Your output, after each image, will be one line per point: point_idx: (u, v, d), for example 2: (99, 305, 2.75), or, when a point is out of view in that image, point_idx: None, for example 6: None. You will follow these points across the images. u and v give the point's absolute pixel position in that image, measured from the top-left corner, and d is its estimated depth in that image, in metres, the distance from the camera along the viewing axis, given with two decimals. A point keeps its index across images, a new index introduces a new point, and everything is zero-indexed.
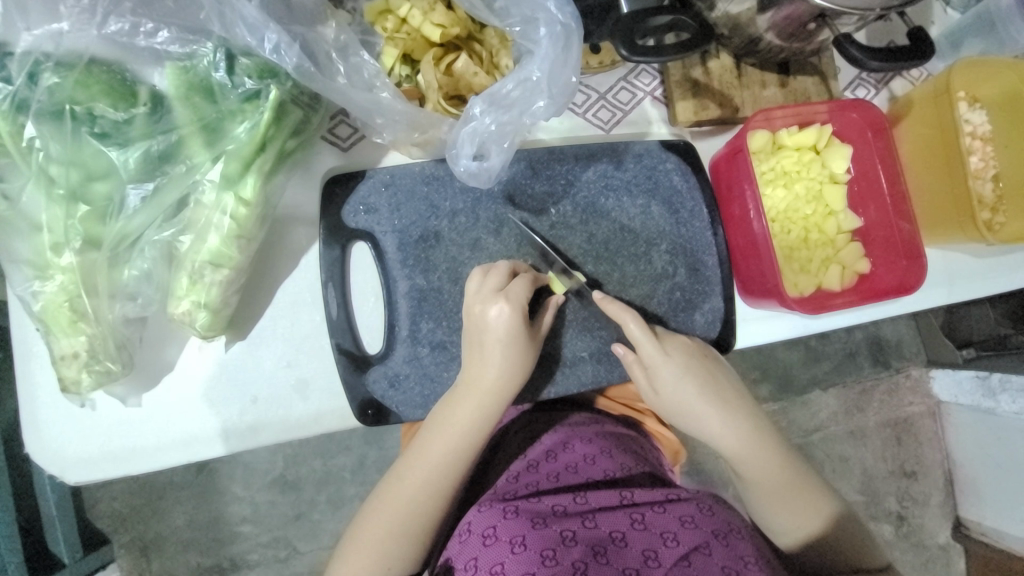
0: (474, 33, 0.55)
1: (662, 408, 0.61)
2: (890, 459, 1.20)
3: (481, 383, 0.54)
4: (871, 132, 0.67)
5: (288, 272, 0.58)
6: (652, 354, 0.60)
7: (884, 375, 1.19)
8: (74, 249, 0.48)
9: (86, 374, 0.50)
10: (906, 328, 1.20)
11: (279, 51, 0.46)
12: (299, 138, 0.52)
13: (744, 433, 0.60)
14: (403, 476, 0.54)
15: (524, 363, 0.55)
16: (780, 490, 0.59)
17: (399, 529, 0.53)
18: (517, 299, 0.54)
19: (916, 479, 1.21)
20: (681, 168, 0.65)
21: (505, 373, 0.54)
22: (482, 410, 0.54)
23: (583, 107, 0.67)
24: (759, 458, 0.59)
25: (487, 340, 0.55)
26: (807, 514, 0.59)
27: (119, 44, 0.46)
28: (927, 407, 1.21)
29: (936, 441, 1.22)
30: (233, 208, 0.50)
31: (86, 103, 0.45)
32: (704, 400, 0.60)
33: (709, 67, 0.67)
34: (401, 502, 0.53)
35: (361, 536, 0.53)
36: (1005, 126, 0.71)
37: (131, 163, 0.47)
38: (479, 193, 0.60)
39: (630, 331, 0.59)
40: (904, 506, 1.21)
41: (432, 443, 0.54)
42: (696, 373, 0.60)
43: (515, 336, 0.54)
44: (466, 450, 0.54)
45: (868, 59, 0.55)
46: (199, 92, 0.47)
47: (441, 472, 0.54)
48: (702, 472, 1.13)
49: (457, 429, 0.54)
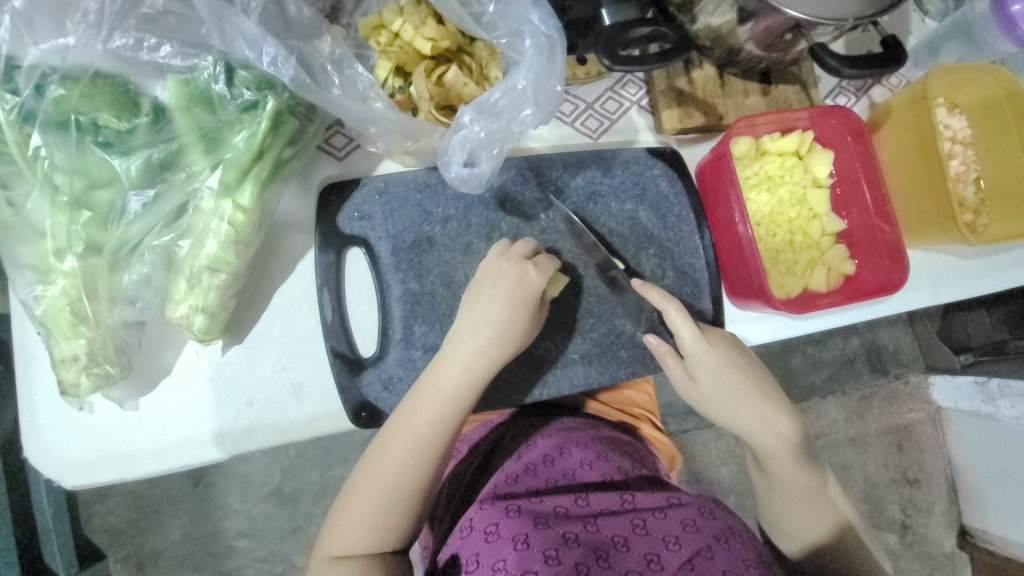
0: (464, 46, 0.57)
1: (697, 396, 0.62)
2: (891, 466, 1.20)
3: (472, 344, 0.55)
4: (851, 137, 0.69)
5: (285, 277, 0.60)
6: (694, 344, 0.60)
7: (883, 381, 1.20)
8: (76, 254, 0.49)
9: (85, 377, 0.51)
10: (902, 334, 1.21)
11: (276, 64, 0.48)
12: (295, 147, 0.54)
13: (779, 431, 0.61)
14: (392, 441, 0.53)
15: (519, 325, 0.56)
16: (798, 488, 0.61)
17: (391, 495, 0.53)
18: (545, 271, 0.57)
19: (918, 487, 1.21)
20: (667, 174, 0.67)
21: (494, 334, 0.55)
22: (471, 368, 0.55)
23: (571, 117, 0.69)
24: (783, 454, 0.61)
25: (487, 303, 0.56)
26: (818, 517, 0.61)
27: (123, 58, 0.48)
28: (926, 413, 1.21)
29: (937, 448, 1.22)
30: (230, 214, 0.52)
31: (91, 114, 0.47)
32: (738, 392, 0.61)
33: (693, 77, 0.69)
34: (391, 469, 0.53)
35: (353, 502, 0.53)
36: (984, 131, 0.74)
37: (133, 170, 0.49)
38: (471, 200, 0.62)
39: (671, 319, 0.60)
40: (907, 514, 1.20)
41: (421, 406, 0.54)
42: (734, 366, 0.61)
43: (508, 300, 0.55)
44: (455, 410, 0.54)
45: (843, 67, 0.57)
46: (199, 103, 0.49)
47: (432, 434, 0.53)
48: (702, 480, 1.13)
49: (447, 391, 0.54)
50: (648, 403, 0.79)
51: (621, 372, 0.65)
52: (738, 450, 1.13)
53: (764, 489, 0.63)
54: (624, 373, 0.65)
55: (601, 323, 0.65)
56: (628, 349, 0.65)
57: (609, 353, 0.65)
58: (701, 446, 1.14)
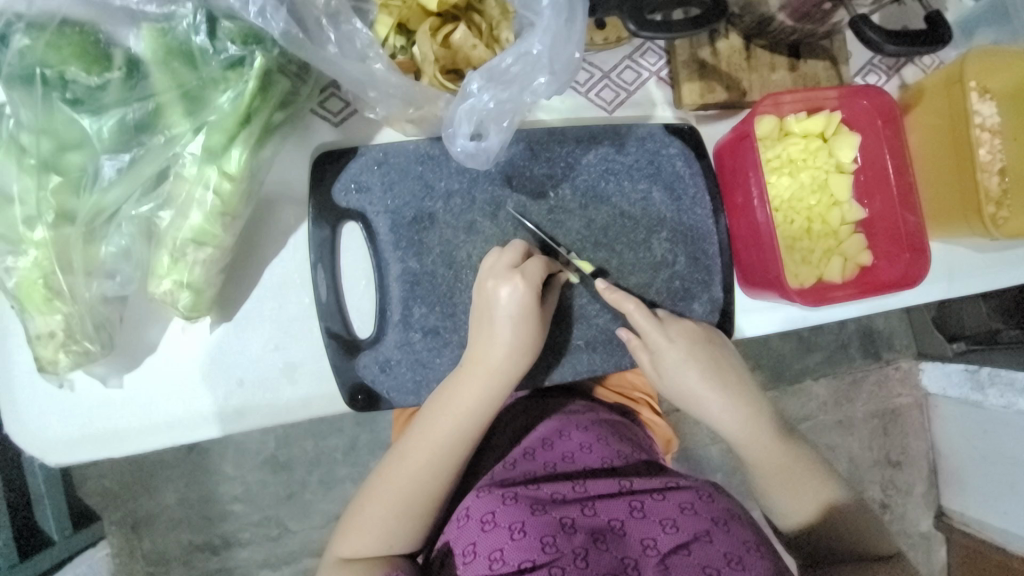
0: (473, 2, 0.52)
1: (667, 390, 0.61)
2: (875, 449, 1.22)
3: (487, 364, 0.53)
4: (881, 121, 0.65)
5: (277, 251, 0.56)
6: (656, 337, 0.59)
7: (875, 366, 1.20)
8: (47, 224, 0.45)
9: (64, 354, 0.48)
10: (898, 320, 1.21)
11: (264, 14, 0.43)
12: (287, 111, 0.50)
13: (748, 419, 0.60)
14: (408, 454, 0.53)
15: (531, 342, 0.54)
16: (782, 470, 0.60)
17: (403, 507, 0.52)
18: (532, 279, 0.53)
19: (900, 468, 1.23)
20: (684, 154, 0.63)
21: (511, 354, 0.53)
22: (486, 386, 0.53)
23: (585, 86, 0.64)
24: (760, 438, 0.60)
25: (496, 318, 0.53)
26: (811, 500, 0.60)
27: (94, 4, 0.43)
28: (915, 399, 1.22)
29: (921, 431, 1.23)
30: (216, 182, 0.48)
31: (58, 66, 0.42)
32: (710, 383, 0.60)
33: (718, 47, 0.64)
34: (406, 481, 0.52)
35: (366, 510, 0.53)
36: (1015, 119, 0.70)
37: (105, 132, 0.45)
38: (476, 174, 0.58)
39: (633, 320, 0.59)
40: (888, 494, 1.23)
41: (436, 422, 0.53)
42: (701, 354, 0.60)
43: (524, 318, 0.53)
44: (469, 431, 0.53)
45: (883, 43, 0.52)
46: (178, 58, 0.44)
47: (445, 450, 0.52)
48: (691, 458, 1.14)
49: (461, 407, 0.53)
50: (649, 387, 0.78)
51: (625, 359, 0.63)
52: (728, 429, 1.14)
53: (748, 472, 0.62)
54: (629, 361, 0.63)
55: (607, 309, 0.62)
56: None
57: (614, 340, 0.63)
58: (693, 425, 1.15)
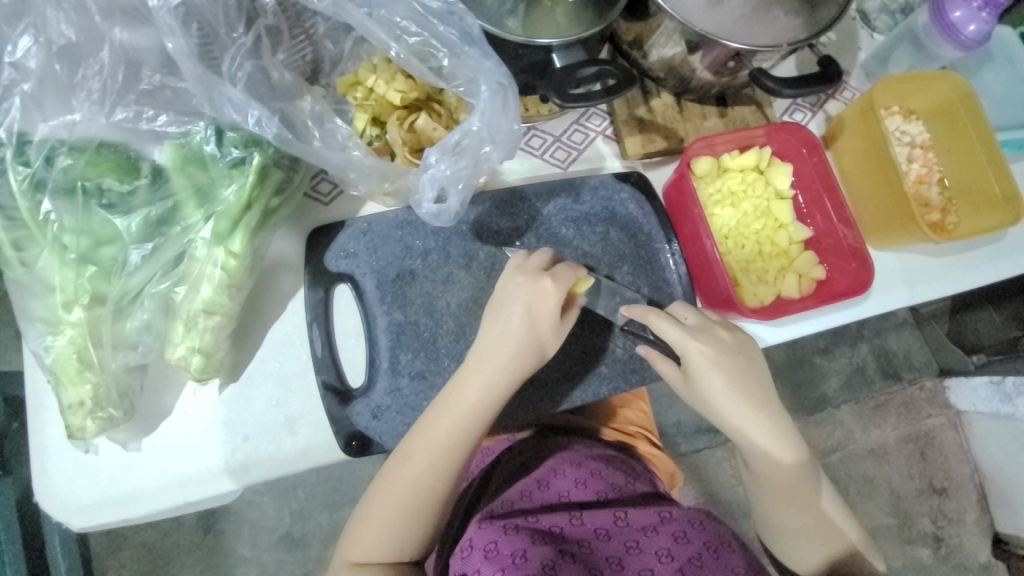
0: (433, 95, 0.62)
1: (691, 395, 0.62)
2: (916, 476, 1.21)
3: (494, 360, 0.57)
4: (806, 150, 0.72)
5: (277, 315, 0.63)
6: (680, 344, 0.60)
7: (896, 387, 1.22)
8: (82, 305, 0.53)
9: (90, 421, 0.55)
10: (910, 338, 1.24)
11: (261, 124, 0.53)
12: (282, 196, 0.59)
13: (771, 436, 0.60)
14: (416, 450, 0.55)
15: (539, 338, 0.58)
16: (791, 499, 0.61)
17: (410, 500, 0.55)
18: (559, 282, 0.58)
19: (947, 495, 1.22)
20: (635, 197, 0.71)
21: (519, 351, 0.57)
22: (492, 382, 0.56)
23: (540, 150, 0.73)
24: (778, 471, 0.60)
25: (508, 315, 0.58)
26: (808, 521, 0.61)
27: (125, 129, 0.53)
28: (947, 418, 1.23)
29: (962, 453, 1.23)
30: (223, 260, 0.56)
31: (96, 179, 0.52)
32: (741, 411, 0.60)
33: (652, 105, 0.74)
34: (411, 479, 0.55)
35: (373, 509, 0.55)
36: (944, 134, 0.79)
37: (133, 228, 0.54)
38: (449, 232, 0.66)
39: (655, 326, 0.61)
40: (939, 525, 1.21)
41: (442, 417, 0.56)
42: (729, 381, 0.59)
43: (533, 316, 0.57)
44: (474, 428, 0.56)
45: (782, 88, 0.62)
46: (193, 163, 0.54)
47: (458, 440, 0.55)
48: (720, 502, 1.17)
49: (471, 403, 0.56)
50: (644, 421, 0.82)
51: (603, 388, 0.67)
52: None
53: (755, 488, 0.63)
54: (607, 389, 0.67)
55: (581, 341, 0.67)
56: (608, 365, 0.68)
57: (591, 370, 0.67)
58: (717, 467, 1.18)
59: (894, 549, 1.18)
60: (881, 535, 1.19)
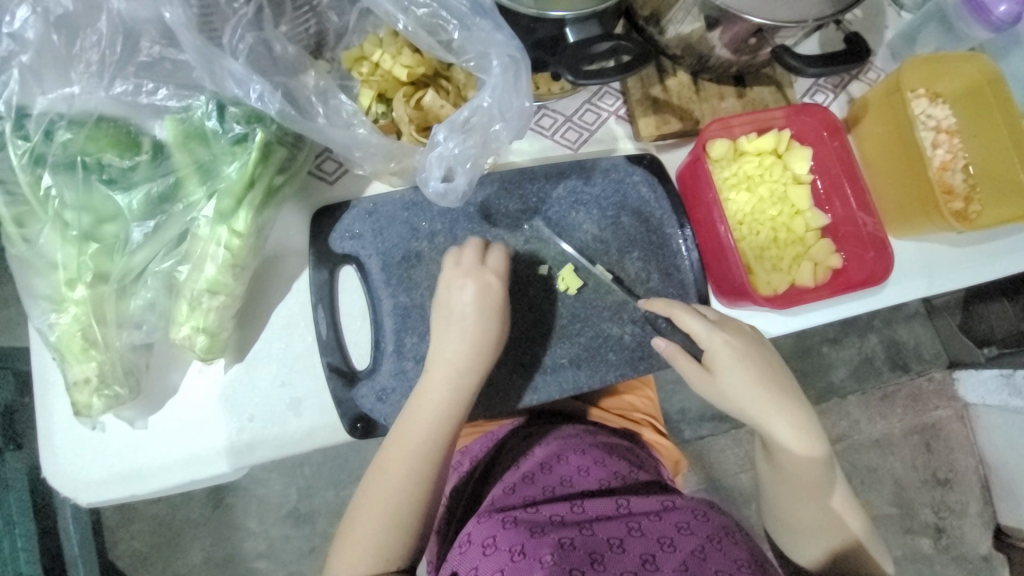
0: (441, 71, 0.60)
1: (711, 390, 0.61)
2: (921, 468, 1.21)
3: (453, 361, 0.56)
4: (827, 133, 0.70)
5: (282, 296, 0.63)
6: (707, 336, 0.60)
7: (905, 378, 1.21)
8: (86, 283, 0.53)
9: (96, 399, 0.55)
10: (921, 329, 1.22)
11: (263, 99, 0.52)
12: (286, 174, 0.57)
13: (795, 427, 0.59)
14: (390, 462, 0.55)
15: (495, 332, 0.57)
16: (805, 492, 0.61)
17: (393, 512, 0.54)
18: (498, 273, 0.58)
19: (951, 487, 1.21)
20: (648, 180, 0.69)
21: (477, 348, 0.57)
22: (455, 382, 0.56)
23: (550, 130, 0.71)
24: (797, 465, 0.60)
25: (462, 315, 0.57)
26: (818, 517, 0.61)
27: (125, 103, 0.51)
28: (954, 411, 1.22)
29: (967, 445, 1.22)
30: (227, 239, 0.55)
31: (96, 154, 0.51)
32: (760, 403, 0.59)
33: (668, 85, 0.72)
34: (390, 490, 0.54)
35: (355, 529, 0.54)
36: (970, 119, 0.75)
37: (134, 205, 0.53)
38: (456, 214, 0.65)
39: (683, 321, 0.61)
40: (941, 516, 1.21)
41: (411, 424, 0.55)
42: (750, 371, 0.60)
43: (488, 313, 0.57)
44: (442, 429, 0.56)
45: (806, 67, 0.60)
46: (195, 139, 0.53)
47: (430, 442, 0.55)
48: (721, 488, 1.17)
49: (434, 406, 0.56)
50: (650, 408, 0.82)
51: (610, 375, 0.66)
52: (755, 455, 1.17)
53: (770, 479, 0.63)
54: (614, 376, 0.66)
55: (588, 327, 0.66)
56: (616, 352, 0.67)
57: (598, 356, 0.66)
58: (720, 455, 1.18)
59: (895, 538, 1.19)
60: (882, 525, 1.19)
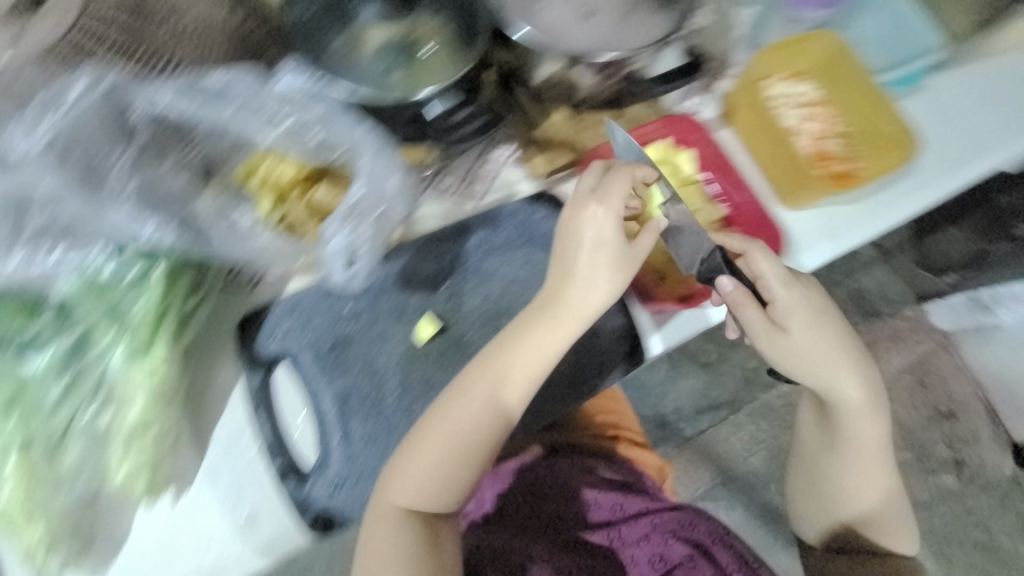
0: (322, 169, 0.63)
1: (782, 350, 0.62)
2: (921, 407, 1.22)
3: (583, 292, 0.57)
4: (696, 135, 0.76)
5: (220, 412, 0.64)
6: (787, 299, 0.61)
7: (880, 324, 1.24)
8: (13, 454, 0.54)
9: (53, 556, 0.57)
10: (883, 274, 1.26)
11: (156, 237, 0.56)
12: (197, 297, 0.60)
13: (865, 391, 0.64)
14: (469, 397, 0.58)
15: (605, 286, 0.57)
16: (858, 458, 0.67)
17: (456, 445, 0.57)
18: (613, 205, 0.57)
19: (956, 418, 1.22)
20: (551, 214, 0.73)
21: (603, 287, 0.57)
22: (574, 321, 0.58)
23: (451, 190, 0.73)
24: (857, 426, 0.65)
25: (583, 246, 0.58)
26: (857, 483, 0.69)
27: (25, 271, 0.54)
28: (937, 342, 1.23)
29: (961, 372, 1.23)
30: (146, 375, 0.56)
31: (7, 326, 0.55)
32: (839, 363, 0.62)
33: (551, 122, 0.75)
34: (455, 428, 0.57)
35: (412, 461, 0.57)
36: (831, 87, 0.81)
37: (49, 364, 0.55)
38: (376, 291, 0.67)
39: (753, 264, 0.60)
40: (956, 449, 1.22)
41: (500, 364, 0.58)
42: (825, 327, 0.62)
43: (606, 247, 0.57)
44: (531, 374, 0.58)
45: (654, 87, 0.75)
46: (97, 289, 0.55)
47: (511, 390, 0.58)
48: (736, 478, 1.17)
49: (545, 345, 0.58)
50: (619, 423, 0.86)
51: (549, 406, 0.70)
52: (761, 437, 1.18)
53: (832, 446, 0.68)
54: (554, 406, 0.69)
55: None
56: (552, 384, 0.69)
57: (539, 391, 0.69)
58: (728, 446, 1.18)
59: (916, 482, 1.20)
60: (900, 471, 1.21)
